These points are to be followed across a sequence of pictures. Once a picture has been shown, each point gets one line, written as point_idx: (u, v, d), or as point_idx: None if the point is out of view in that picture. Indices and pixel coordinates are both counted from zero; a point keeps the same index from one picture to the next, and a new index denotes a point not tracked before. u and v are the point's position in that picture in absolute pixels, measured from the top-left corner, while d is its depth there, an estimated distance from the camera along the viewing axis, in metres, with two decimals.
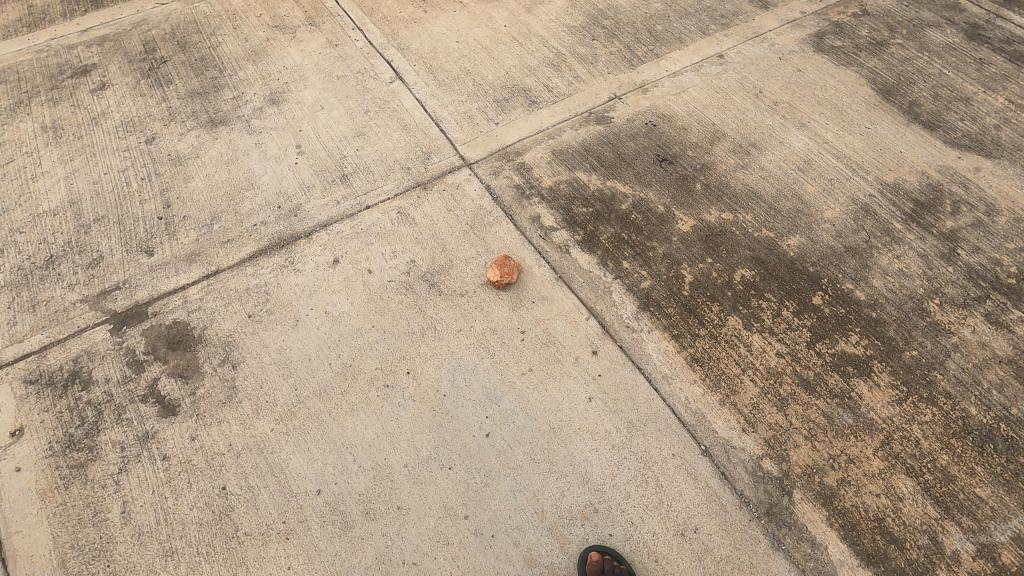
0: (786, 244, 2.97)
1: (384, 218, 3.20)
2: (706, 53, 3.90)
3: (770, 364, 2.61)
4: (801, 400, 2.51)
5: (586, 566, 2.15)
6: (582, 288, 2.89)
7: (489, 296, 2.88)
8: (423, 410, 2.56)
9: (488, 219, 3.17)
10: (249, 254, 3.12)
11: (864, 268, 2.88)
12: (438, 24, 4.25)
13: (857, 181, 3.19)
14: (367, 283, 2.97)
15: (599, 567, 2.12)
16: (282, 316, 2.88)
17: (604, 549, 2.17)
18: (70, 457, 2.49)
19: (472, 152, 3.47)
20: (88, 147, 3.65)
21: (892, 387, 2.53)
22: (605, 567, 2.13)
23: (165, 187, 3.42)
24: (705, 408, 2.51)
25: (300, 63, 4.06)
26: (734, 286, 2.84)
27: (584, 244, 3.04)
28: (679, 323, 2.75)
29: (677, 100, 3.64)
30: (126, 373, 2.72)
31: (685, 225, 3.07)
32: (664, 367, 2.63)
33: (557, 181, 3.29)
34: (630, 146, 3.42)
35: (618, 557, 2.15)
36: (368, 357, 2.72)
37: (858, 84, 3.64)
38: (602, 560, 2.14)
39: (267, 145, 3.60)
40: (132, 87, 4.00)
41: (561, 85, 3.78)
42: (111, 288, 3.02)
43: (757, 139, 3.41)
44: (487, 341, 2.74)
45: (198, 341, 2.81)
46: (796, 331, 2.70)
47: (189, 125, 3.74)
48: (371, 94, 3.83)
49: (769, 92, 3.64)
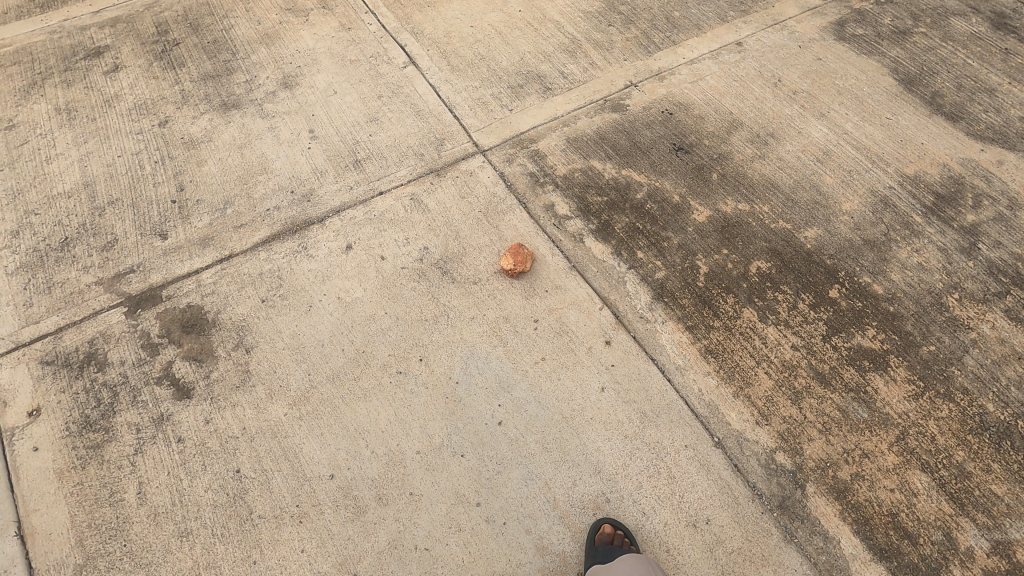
0: (803, 236, 2.94)
1: (397, 205, 3.19)
2: (725, 41, 3.83)
3: (785, 357, 2.59)
4: (815, 394, 2.49)
5: (596, 536, 2.18)
6: (596, 277, 2.87)
7: (502, 284, 2.87)
8: (435, 397, 2.56)
9: (501, 207, 3.15)
10: (263, 238, 3.12)
11: (882, 261, 2.84)
12: (451, 8, 4.20)
13: (876, 173, 3.14)
14: (380, 270, 2.96)
15: (609, 540, 2.16)
16: (295, 300, 2.88)
17: (617, 523, 2.20)
18: (86, 438, 2.52)
19: (486, 139, 3.44)
20: (101, 130, 3.65)
21: (909, 382, 2.51)
22: (615, 541, 2.16)
23: (178, 170, 3.42)
24: (719, 400, 2.50)
25: (312, 47, 4.03)
26: (750, 278, 2.82)
27: (598, 233, 3.01)
28: (694, 314, 2.73)
29: (694, 88, 3.59)
30: (141, 356, 2.74)
31: (700, 215, 3.04)
32: (677, 358, 2.62)
33: (572, 169, 3.26)
34: (646, 135, 3.38)
35: (628, 535, 2.18)
36: (381, 344, 2.72)
37: (880, 74, 3.57)
38: (613, 533, 2.17)
39: (281, 129, 3.59)
40: (144, 69, 3.98)
41: (577, 71, 3.73)
42: (126, 271, 3.03)
43: (776, 129, 3.36)
44: (500, 329, 2.74)
45: (212, 325, 2.82)
46: (812, 324, 2.67)
47: (202, 108, 3.73)
48: (384, 79, 3.80)
49: (789, 80, 3.58)
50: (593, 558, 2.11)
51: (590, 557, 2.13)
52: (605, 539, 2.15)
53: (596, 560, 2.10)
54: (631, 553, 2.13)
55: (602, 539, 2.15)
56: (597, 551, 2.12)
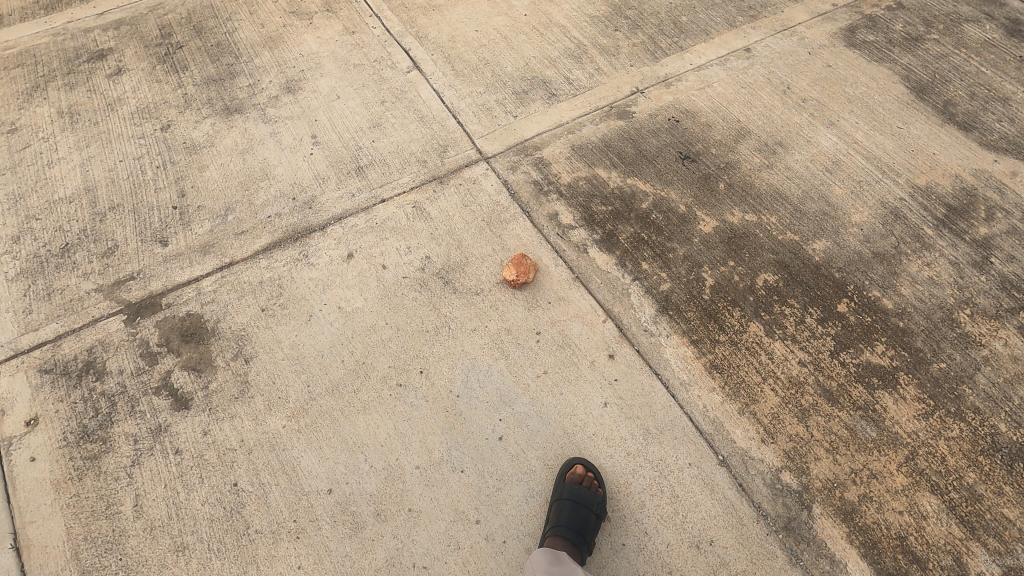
0: (811, 249, 2.89)
1: (399, 213, 3.15)
2: (733, 47, 3.77)
3: (792, 373, 2.54)
4: (823, 411, 2.45)
5: (567, 474, 2.29)
6: (600, 289, 2.83)
7: (505, 294, 2.83)
8: (435, 410, 2.53)
9: (504, 216, 3.11)
10: (264, 245, 3.09)
11: (892, 275, 2.78)
12: (456, 12, 4.16)
13: (887, 184, 3.08)
14: (381, 280, 2.93)
15: (578, 479, 2.26)
16: (295, 310, 2.85)
17: (588, 466, 2.30)
18: (84, 448, 2.51)
19: (490, 146, 3.40)
20: (104, 134, 3.63)
21: (919, 400, 2.45)
22: (583, 481, 2.25)
23: (179, 175, 3.40)
24: (724, 417, 2.46)
25: (316, 50, 4.00)
26: (757, 291, 2.77)
27: (603, 243, 2.97)
28: (699, 328, 2.69)
29: (701, 95, 3.53)
30: (139, 365, 2.72)
31: (706, 226, 2.99)
32: (682, 373, 2.57)
33: (576, 178, 3.21)
34: (652, 143, 3.33)
35: (598, 482, 2.26)
36: (381, 356, 2.69)
37: (891, 82, 3.51)
38: (583, 475, 2.27)
39: (283, 134, 3.56)
40: (147, 73, 3.96)
41: (582, 77, 3.69)
42: (126, 278, 3.01)
43: (784, 138, 3.30)
44: (502, 341, 2.70)
45: (211, 334, 2.80)
46: (820, 339, 2.62)
47: (204, 112, 3.71)
48: (388, 84, 3.77)
49: (798, 88, 3.52)
50: (560, 494, 2.21)
51: (558, 493, 2.23)
52: (575, 478, 2.26)
53: (562, 495, 2.20)
54: (598, 495, 2.21)
55: (572, 477, 2.26)
56: (565, 487, 2.22)
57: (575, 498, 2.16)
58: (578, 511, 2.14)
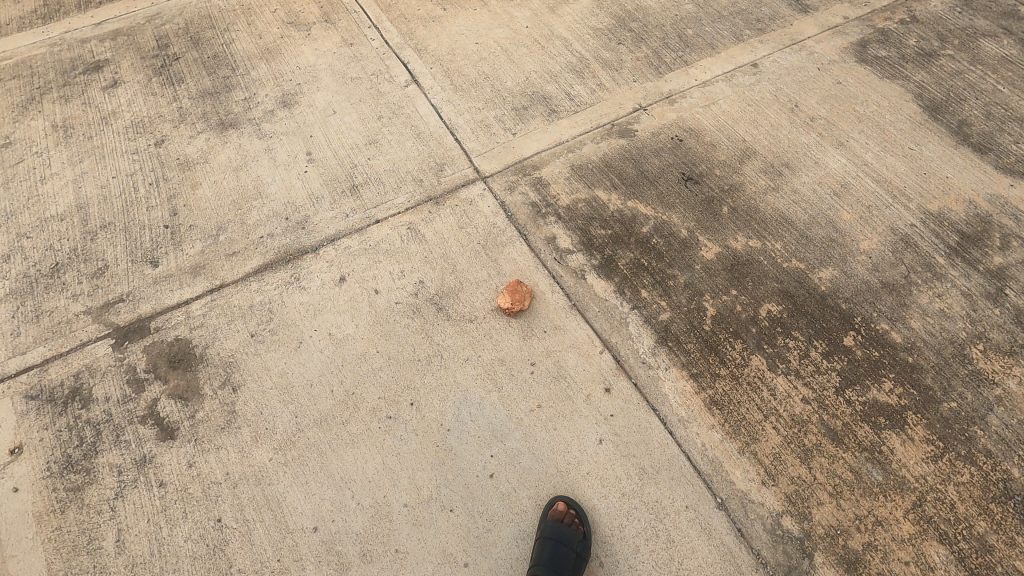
0: (817, 277, 2.78)
1: (393, 234, 3.08)
2: (739, 62, 3.66)
3: (795, 411, 2.45)
4: (827, 452, 2.35)
5: (548, 512, 2.26)
6: (597, 318, 2.74)
7: (499, 323, 2.76)
8: (425, 445, 2.46)
9: (501, 239, 3.03)
10: (255, 267, 3.03)
11: (901, 306, 2.68)
12: (457, 24, 4.08)
13: (897, 210, 2.97)
14: (373, 305, 2.86)
15: (559, 517, 2.22)
16: (285, 336, 2.79)
17: (570, 502, 2.26)
18: (68, 479, 2.47)
19: (487, 165, 3.32)
20: (97, 148, 3.58)
21: (927, 442, 2.35)
22: (564, 519, 2.21)
23: (172, 193, 3.34)
24: (723, 456, 2.37)
25: (313, 63, 3.93)
26: (760, 322, 2.67)
27: (601, 269, 2.88)
28: (699, 361, 2.60)
29: (706, 113, 3.43)
30: (126, 392, 2.68)
31: (709, 252, 2.90)
32: (680, 410, 2.49)
33: (575, 200, 3.13)
34: (654, 163, 3.24)
35: (580, 519, 2.21)
36: (371, 386, 2.62)
37: (903, 100, 3.39)
38: (565, 511, 2.24)
39: (277, 150, 3.49)
40: (143, 85, 3.91)
41: (584, 93, 3.59)
42: (115, 301, 2.96)
43: (791, 159, 3.20)
44: (495, 372, 2.63)
45: (199, 361, 2.74)
46: (825, 375, 2.53)
47: (198, 127, 3.65)
48: (385, 99, 3.69)
49: (806, 106, 3.41)
50: (541, 532, 2.18)
51: (539, 531, 2.20)
52: (556, 515, 2.23)
53: (543, 533, 2.16)
54: (579, 533, 2.17)
55: (553, 515, 2.23)
56: (546, 525, 2.19)
57: (555, 537, 2.13)
58: (558, 550, 2.11)
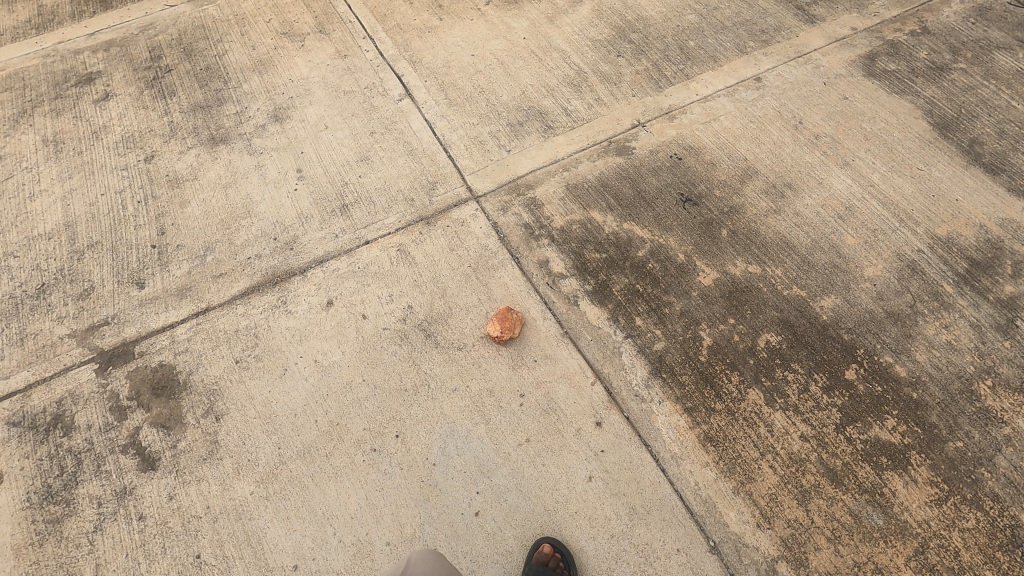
0: (819, 306, 2.68)
1: (383, 256, 3.01)
2: (742, 75, 3.55)
3: (793, 449, 2.36)
4: (825, 494, 2.26)
5: (533, 554, 2.18)
6: (589, 347, 2.66)
7: (488, 351, 2.68)
8: (410, 480, 2.40)
9: (492, 262, 2.95)
10: (242, 290, 2.97)
11: (906, 338, 2.58)
12: (453, 34, 3.99)
13: (904, 234, 2.86)
14: (360, 330, 2.79)
15: (544, 560, 2.14)
16: (269, 363, 2.73)
17: (556, 544, 2.18)
18: (47, 511, 2.42)
19: (480, 183, 3.24)
20: (87, 164, 3.54)
21: (931, 484, 2.26)
22: (549, 563, 2.14)
23: (160, 211, 3.29)
24: (717, 496, 2.29)
25: (306, 75, 3.86)
26: (758, 354, 2.58)
27: (595, 295, 2.80)
28: (694, 394, 2.51)
29: (706, 129, 3.33)
30: (108, 420, 2.63)
31: (706, 277, 2.80)
32: (674, 446, 2.40)
33: (570, 221, 3.04)
34: (652, 183, 3.14)
35: (565, 564, 2.14)
36: (356, 417, 2.56)
37: (912, 117, 3.27)
38: (550, 554, 2.16)
39: (268, 167, 3.43)
40: (135, 98, 3.86)
41: (581, 108, 3.50)
42: (100, 323, 2.91)
43: (794, 179, 3.09)
44: (483, 404, 2.55)
45: (183, 388, 2.69)
46: (825, 411, 2.43)
47: (189, 142, 3.59)
48: (378, 113, 3.61)
49: (810, 123, 3.30)
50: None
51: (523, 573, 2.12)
52: (541, 558, 2.15)
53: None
54: None
55: (538, 558, 2.15)
56: (530, 567, 2.11)
57: None
58: None
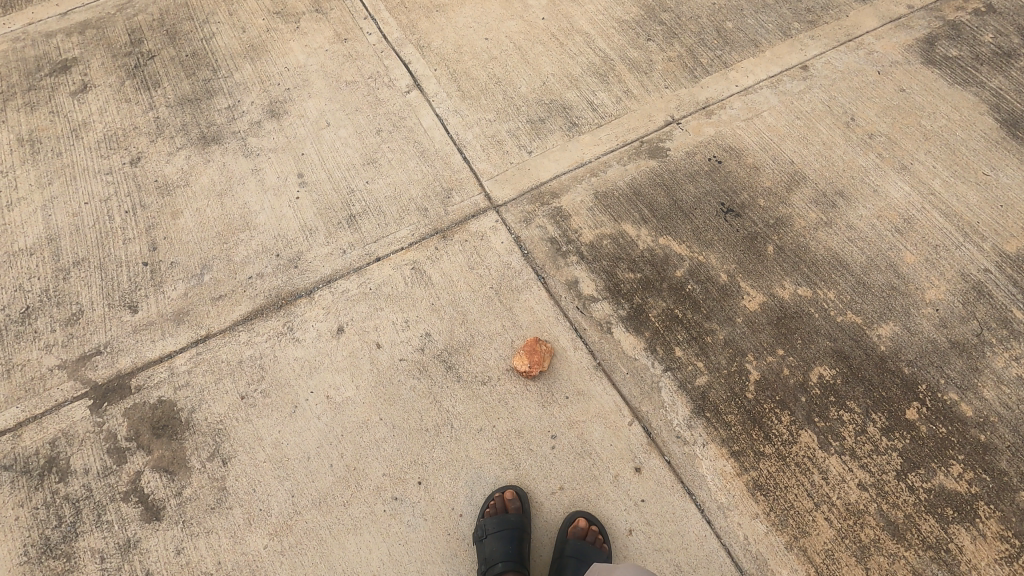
0: (876, 335, 2.46)
1: (396, 275, 2.76)
2: (787, 63, 3.21)
3: (851, 500, 2.18)
4: (886, 550, 2.10)
5: (569, 528, 2.17)
6: (625, 382, 2.44)
7: (515, 386, 2.47)
8: (435, 533, 2.23)
9: (516, 282, 2.70)
10: (244, 314, 2.73)
11: (973, 372, 2.37)
12: (463, 14, 3.61)
13: (969, 251, 2.61)
14: (375, 362, 2.57)
15: (582, 535, 2.14)
16: (278, 399, 2.52)
17: (591, 518, 2.18)
18: (47, 566, 2.26)
19: (500, 190, 2.95)
20: (68, 168, 3.23)
21: (1001, 539, 2.09)
22: (587, 535, 2.14)
23: (150, 223, 3.01)
24: (769, 552, 2.12)
25: (303, 63, 3.50)
26: (810, 391, 2.37)
27: (630, 322, 2.56)
28: (741, 436, 2.31)
29: (748, 128, 3.02)
30: (106, 464, 2.43)
31: (752, 301, 2.56)
32: (720, 495, 2.22)
33: (600, 235, 2.77)
34: (689, 191, 2.86)
35: (604, 535, 2.14)
36: (375, 461, 2.37)
37: (977, 112, 2.96)
38: (587, 527, 2.16)
39: (266, 171, 3.13)
40: (115, 90, 3.51)
41: (608, 101, 3.17)
42: (92, 353, 2.68)
43: (846, 186, 2.81)
44: (511, 446, 2.36)
45: (185, 428, 2.49)
46: (884, 456, 2.24)
47: (178, 142, 3.27)
48: (384, 108, 3.28)
49: (864, 119, 2.98)
50: (562, 551, 2.13)
51: (561, 547, 2.15)
52: (577, 533, 2.15)
53: (565, 552, 2.12)
54: (603, 553, 2.11)
55: (575, 533, 2.14)
56: (568, 543, 2.13)
57: (578, 557, 2.09)
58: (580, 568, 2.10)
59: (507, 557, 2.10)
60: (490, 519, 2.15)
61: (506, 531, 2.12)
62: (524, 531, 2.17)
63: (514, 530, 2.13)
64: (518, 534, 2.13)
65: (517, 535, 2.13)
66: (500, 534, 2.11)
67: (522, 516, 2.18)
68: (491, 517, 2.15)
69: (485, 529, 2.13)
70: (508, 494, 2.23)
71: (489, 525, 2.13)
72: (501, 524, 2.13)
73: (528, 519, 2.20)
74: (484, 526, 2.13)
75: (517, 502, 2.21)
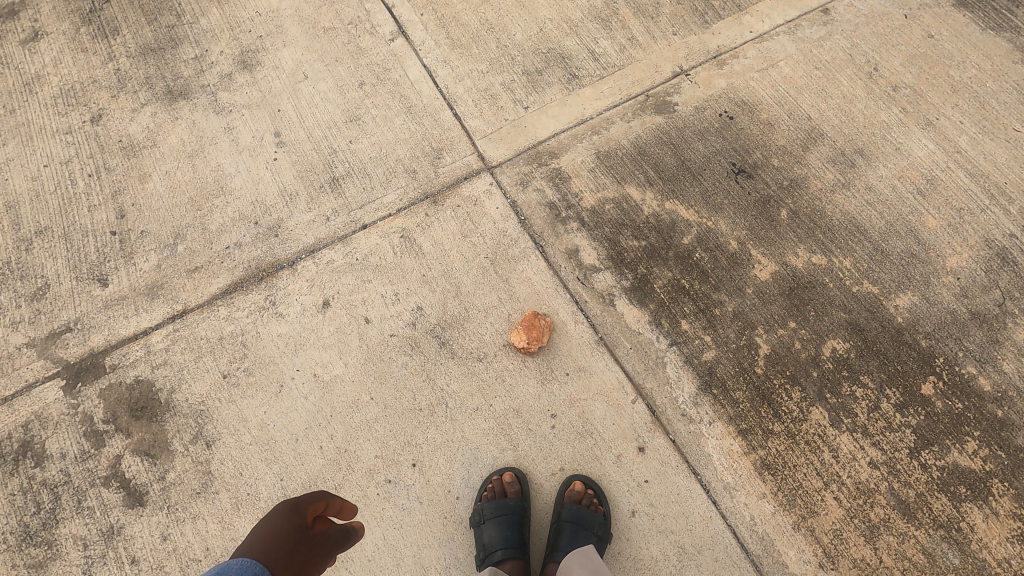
0: (893, 306, 2.33)
1: (384, 244, 2.58)
2: (806, 6, 2.94)
3: (861, 479, 2.11)
4: (896, 530, 2.04)
5: (566, 492, 2.14)
6: (629, 357, 2.32)
7: (513, 362, 2.34)
8: (431, 516, 2.16)
9: (513, 251, 2.53)
10: (222, 287, 2.56)
11: (993, 344, 2.25)
12: None
13: (994, 214, 2.45)
14: (364, 338, 2.42)
15: (578, 498, 2.10)
16: (263, 378, 2.39)
17: (588, 482, 2.12)
18: (28, 554, 2.17)
19: (494, 150, 2.74)
20: (23, 127, 2.96)
21: (1014, 518, 2.04)
22: (583, 500, 2.10)
23: (117, 188, 2.79)
24: (776, 533, 2.06)
25: (276, 6, 3.18)
26: (822, 366, 2.26)
27: (634, 293, 2.41)
28: (749, 414, 2.21)
29: (763, 79, 2.78)
30: (84, 448, 2.31)
31: (763, 270, 2.41)
32: (727, 474, 2.14)
33: (602, 199, 2.58)
34: (698, 150, 2.65)
35: (600, 498, 2.10)
36: (366, 443, 2.26)
37: (1011, 60, 2.73)
38: (583, 491, 2.11)
39: (240, 130, 2.88)
40: (70, 38, 3.19)
41: (611, 50, 2.91)
42: (61, 330, 2.52)
43: (867, 144, 2.61)
44: (509, 426, 2.25)
45: (165, 409, 2.36)
46: (897, 433, 2.16)
47: (142, 97, 3.00)
48: (367, 58, 3.01)
49: (888, 69, 2.75)
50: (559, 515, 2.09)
51: (558, 513, 2.12)
52: (574, 496, 2.11)
53: (562, 516, 2.08)
54: (599, 515, 2.06)
55: (571, 497, 2.10)
56: (564, 507, 2.09)
57: (575, 521, 2.04)
58: (578, 534, 2.04)
59: (506, 544, 2.06)
60: (488, 504, 2.08)
61: (503, 517, 2.06)
62: (523, 516, 2.12)
63: (513, 516, 2.08)
64: (518, 520, 2.09)
65: (516, 520, 2.09)
66: (498, 520, 2.06)
67: (521, 500, 2.12)
68: (489, 502, 2.09)
69: (482, 515, 2.07)
70: (506, 477, 2.15)
71: (487, 510, 2.07)
72: (499, 509, 2.07)
73: (527, 503, 2.14)
74: (482, 512, 2.07)
75: (516, 485, 2.14)
